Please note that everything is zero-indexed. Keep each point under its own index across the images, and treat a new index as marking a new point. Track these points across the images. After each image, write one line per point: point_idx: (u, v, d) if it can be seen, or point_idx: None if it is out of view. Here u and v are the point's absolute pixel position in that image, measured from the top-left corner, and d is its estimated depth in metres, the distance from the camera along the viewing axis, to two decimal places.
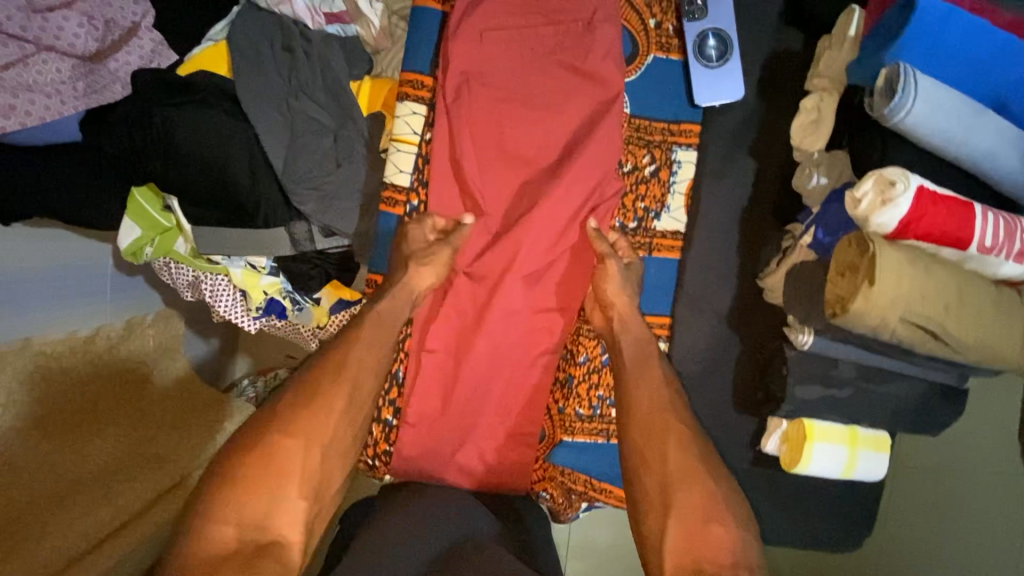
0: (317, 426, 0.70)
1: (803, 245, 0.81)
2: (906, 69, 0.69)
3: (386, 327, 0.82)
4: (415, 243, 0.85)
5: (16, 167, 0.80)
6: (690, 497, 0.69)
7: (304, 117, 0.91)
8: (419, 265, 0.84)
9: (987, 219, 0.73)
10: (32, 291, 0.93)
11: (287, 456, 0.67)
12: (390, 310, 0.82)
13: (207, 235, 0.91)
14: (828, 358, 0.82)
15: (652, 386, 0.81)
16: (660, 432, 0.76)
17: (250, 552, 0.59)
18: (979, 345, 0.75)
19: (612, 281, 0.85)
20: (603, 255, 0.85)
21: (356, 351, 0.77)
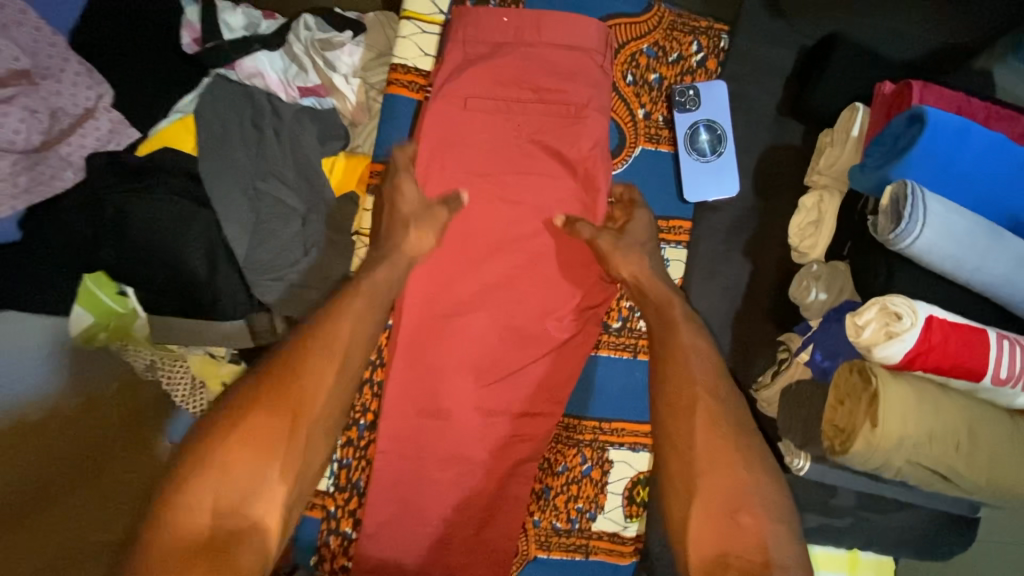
0: (306, 386, 0.58)
1: (800, 362, 0.74)
2: (914, 189, 0.63)
3: (379, 297, 0.69)
4: (407, 202, 0.75)
5: None
6: (715, 481, 0.57)
7: (272, 199, 0.87)
8: (414, 227, 0.75)
9: (1002, 348, 0.66)
10: None
11: (264, 430, 0.55)
12: (387, 281, 0.71)
13: (162, 326, 0.85)
14: (826, 485, 0.75)
15: (685, 355, 0.65)
16: (686, 410, 0.62)
17: (219, 541, 0.50)
18: (995, 485, 0.68)
19: (618, 255, 0.73)
20: (591, 237, 0.75)
21: (343, 322, 0.64)
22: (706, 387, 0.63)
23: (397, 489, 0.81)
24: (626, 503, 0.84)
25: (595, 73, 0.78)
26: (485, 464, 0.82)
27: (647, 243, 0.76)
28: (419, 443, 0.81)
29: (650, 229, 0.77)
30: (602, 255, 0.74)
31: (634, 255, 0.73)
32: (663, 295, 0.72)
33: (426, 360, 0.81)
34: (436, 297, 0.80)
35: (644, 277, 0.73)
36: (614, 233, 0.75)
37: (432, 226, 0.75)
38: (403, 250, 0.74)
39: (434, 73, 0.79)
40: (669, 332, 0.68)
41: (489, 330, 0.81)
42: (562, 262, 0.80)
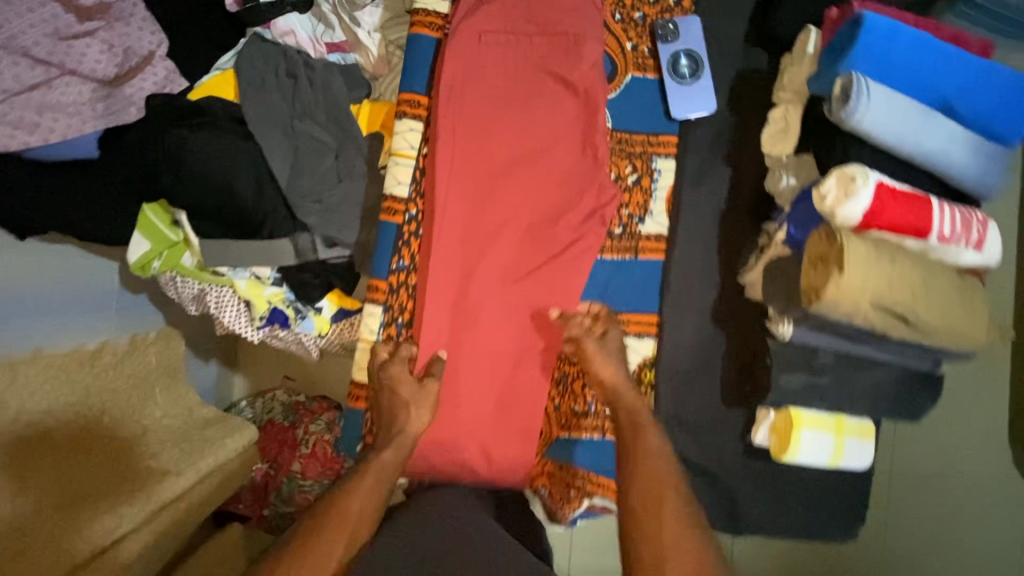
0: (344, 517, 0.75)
1: (778, 242, 0.86)
2: (858, 79, 0.76)
3: (387, 474, 0.82)
4: (404, 382, 0.87)
5: (44, 179, 0.87)
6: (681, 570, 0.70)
7: (308, 137, 0.98)
8: (415, 407, 0.86)
9: (942, 210, 0.80)
10: (41, 304, 0.96)
11: (326, 551, 0.71)
12: (394, 460, 0.84)
13: (212, 247, 0.94)
14: (808, 346, 0.87)
15: (652, 458, 0.80)
16: (656, 511, 0.75)
17: None
18: (946, 328, 0.81)
19: (599, 359, 0.89)
20: (576, 335, 0.91)
21: (355, 499, 0.78)
22: (671, 481, 0.78)
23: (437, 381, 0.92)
24: (634, 384, 0.96)
25: (589, 10, 0.93)
26: (512, 357, 0.93)
27: (621, 360, 0.92)
28: (454, 340, 0.92)
29: (618, 357, 0.91)
30: (585, 355, 0.90)
31: (611, 363, 0.90)
32: (631, 401, 0.88)
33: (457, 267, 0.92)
34: (461, 205, 0.91)
35: (617, 377, 0.89)
36: (595, 337, 0.91)
37: (429, 403, 0.87)
38: (407, 433, 0.85)
39: (451, 13, 0.92)
40: (636, 438, 0.83)
41: (511, 238, 0.93)
42: (568, 176, 0.94)
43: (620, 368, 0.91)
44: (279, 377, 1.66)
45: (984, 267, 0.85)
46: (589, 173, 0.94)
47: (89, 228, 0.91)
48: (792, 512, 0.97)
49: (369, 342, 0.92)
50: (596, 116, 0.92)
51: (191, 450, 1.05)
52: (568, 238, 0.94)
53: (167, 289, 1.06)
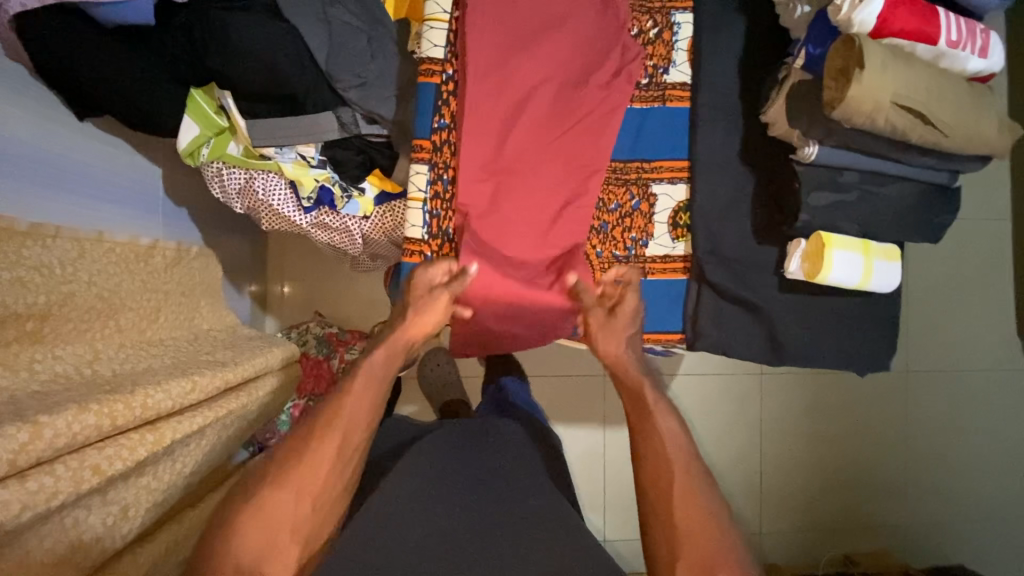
0: (310, 481, 0.83)
1: (797, 68, 0.91)
2: None
3: (376, 381, 0.93)
4: (420, 286, 0.94)
5: (100, 39, 0.86)
6: (696, 551, 0.80)
7: (340, 21, 0.97)
8: (420, 310, 0.95)
9: (949, 17, 0.86)
10: (95, 188, 0.98)
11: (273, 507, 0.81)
12: (385, 360, 0.96)
13: (261, 126, 0.99)
14: (834, 166, 0.92)
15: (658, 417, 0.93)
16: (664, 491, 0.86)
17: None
18: (961, 129, 0.86)
19: (606, 332, 0.99)
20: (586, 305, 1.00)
21: (347, 406, 0.89)
22: (680, 461, 0.88)
23: (480, 237, 0.96)
24: (670, 228, 1.03)
25: None
26: (548, 218, 0.98)
27: (630, 326, 0.99)
28: (496, 204, 0.97)
29: (636, 309, 0.99)
30: (590, 330, 1.00)
31: (620, 339, 0.99)
32: (636, 380, 0.97)
33: (490, 131, 0.95)
34: (491, 65, 0.94)
35: (620, 350, 0.99)
36: (603, 311, 0.99)
37: (434, 310, 0.95)
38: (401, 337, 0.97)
39: None
40: (644, 419, 0.93)
41: (540, 104, 0.96)
42: (594, 40, 0.97)
43: (632, 328, 1.00)
44: (309, 313, 1.64)
45: (989, 75, 0.91)
46: (613, 35, 0.97)
47: (143, 107, 0.92)
48: (823, 346, 1.02)
49: (417, 201, 0.97)
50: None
51: (236, 353, 1.13)
52: (597, 102, 0.97)
53: (208, 182, 1.09)
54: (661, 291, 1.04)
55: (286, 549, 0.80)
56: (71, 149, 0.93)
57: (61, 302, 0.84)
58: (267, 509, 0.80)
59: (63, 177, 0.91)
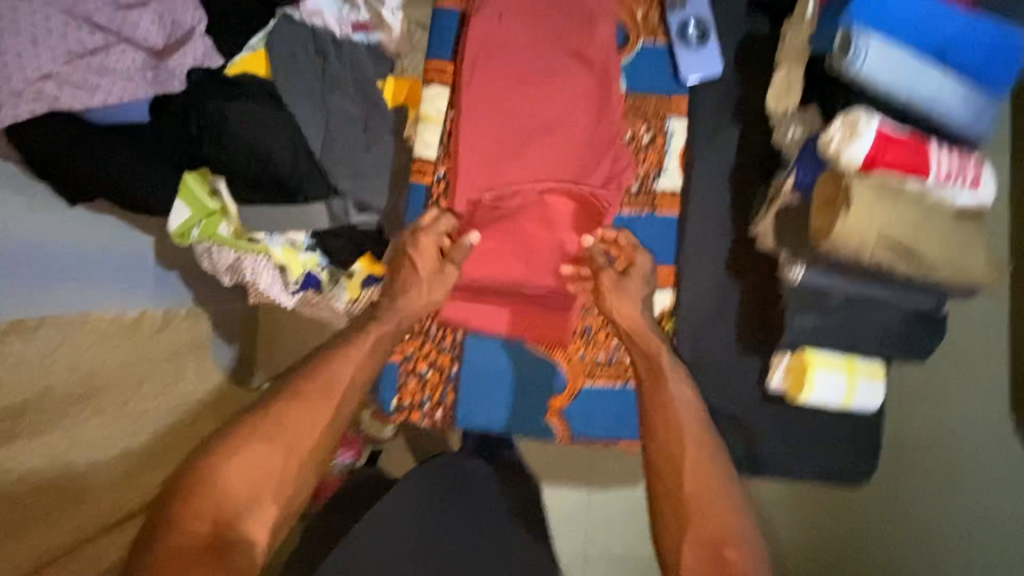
0: (302, 435, 0.79)
1: (788, 189, 0.91)
2: (857, 32, 0.82)
3: (387, 329, 0.90)
4: (423, 263, 0.91)
5: (85, 135, 0.88)
6: (704, 527, 0.77)
7: (338, 109, 1.04)
8: (430, 285, 0.91)
9: (941, 153, 0.85)
10: (85, 269, 1.00)
11: (259, 452, 0.77)
12: (375, 343, 0.89)
13: (253, 214, 1.01)
14: (820, 288, 0.91)
15: (687, 403, 0.87)
16: (673, 448, 0.83)
17: (216, 545, 0.70)
18: (946, 264, 0.86)
19: (623, 300, 0.92)
20: (598, 269, 0.94)
21: (336, 367, 0.85)
22: (694, 428, 0.85)
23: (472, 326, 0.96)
24: None
25: None
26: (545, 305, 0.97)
27: (642, 297, 0.94)
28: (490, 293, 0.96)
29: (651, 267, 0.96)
30: (600, 291, 0.93)
31: (635, 302, 0.93)
32: (649, 348, 0.91)
33: (480, 222, 0.96)
34: (481, 171, 0.95)
35: (625, 305, 0.93)
36: (615, 273, 0.94)
37: (442, 283, 0.92)
38: (408, 308, 0.91)
39: None
40: (658, 382, 0.88)
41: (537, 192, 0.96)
42: (586, 149, 0.97)
43: (644, 289, 0.94)
44: None
45: (982, 207, 0.90)
46: (606, 142, 0.98)
47: (131, 188, 0.92)
48: (803, 449, 1.01)
49: None
50: (610, 90, 0.97)
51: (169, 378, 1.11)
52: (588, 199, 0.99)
53: (200, 256, 1.10)
54: None
55: (265, 506, 0.75)
56: (59, 235, 0.95)
57: (37, 397, 0.85)
58: (234, 475, 0.75)
59: (53, 265, 0.93)
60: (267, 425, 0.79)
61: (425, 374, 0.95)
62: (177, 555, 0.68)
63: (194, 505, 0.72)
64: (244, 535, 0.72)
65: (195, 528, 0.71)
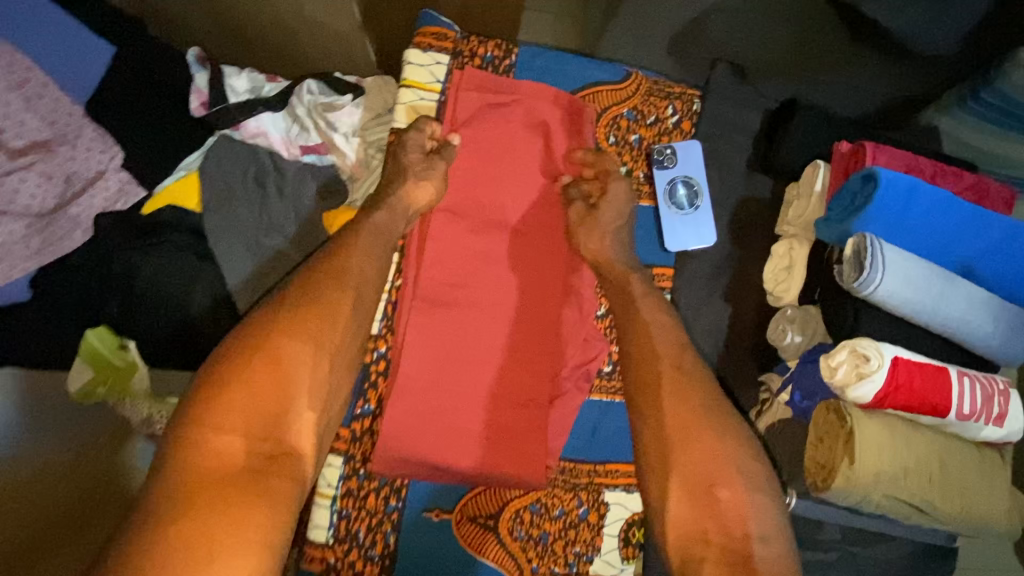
0: (325, 329, 0.65)
1: (781, 401, 0.79)
2: (873, 242, 0.69)
3: (383, 238, 0.76)
4: (412, 152, 0.82)
5: None
6: (691, 459, 0.63)
7: (272, 253, 0.90)
8: (419, 180, 0.81)
9: (965, 386, 0.72)
10: None
11: (290, 358, 0.61)
12: (359, 262, 0.71)
13: (167, 378, 0.87)
14: (813, 519, 0.78)
15: (664, 330, 0.74)
16: (655, 387, 0.68)
17: (259, 465, 0.56)
18: (964, 515, 0.72)
19: (602, 220, 0.83)
20: (569, 199, 0.86)
21: (356, 260, 0.72)
22: (672, 360, 0.70)
23: (415, 437, 0.81)
24: (621, 544, 0.85)
25: (580, 145, 0.88)
26: (508, 386, 0.84)
27: (622, 184, 0.85)
28: (441, 388, 0.82)
29: (627, 202, 0.85)
30: (571, 231, 0.85)
31: (605, 231, 0.83)
32: (620, 274, 0.81)
33: (431, 375, 0.82)
34: (433, 334, 0.83)
35: (604, 252, 0.83)
36: (585, 207, 0.85)
37: (432, 179, 0.81)
38: (410, 205, 0.80)
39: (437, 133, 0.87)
40: (629, 307, 0.77)
41: (508, 260, 0.86)
42: (551, 336, 0.86)
43: (622, 220, 0.84)
44: None
45: (1006, 441, 0.77)
46: (574, 326, 0.87)
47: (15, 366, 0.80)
48: None
49: (325, 498, 0.80)
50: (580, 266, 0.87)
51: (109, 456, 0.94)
52: (552, 389, 0.86)
53: None
54: None
55: (300, 412, 0.61)
56: None
57: None
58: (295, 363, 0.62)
59: None
60: (296, 310, 0.64)
61: None
62: (206, 485, 0.53)
63: (210, 415, 0.56)
64: (294, 448, 0.59)
65: (226, 444, 0.55)
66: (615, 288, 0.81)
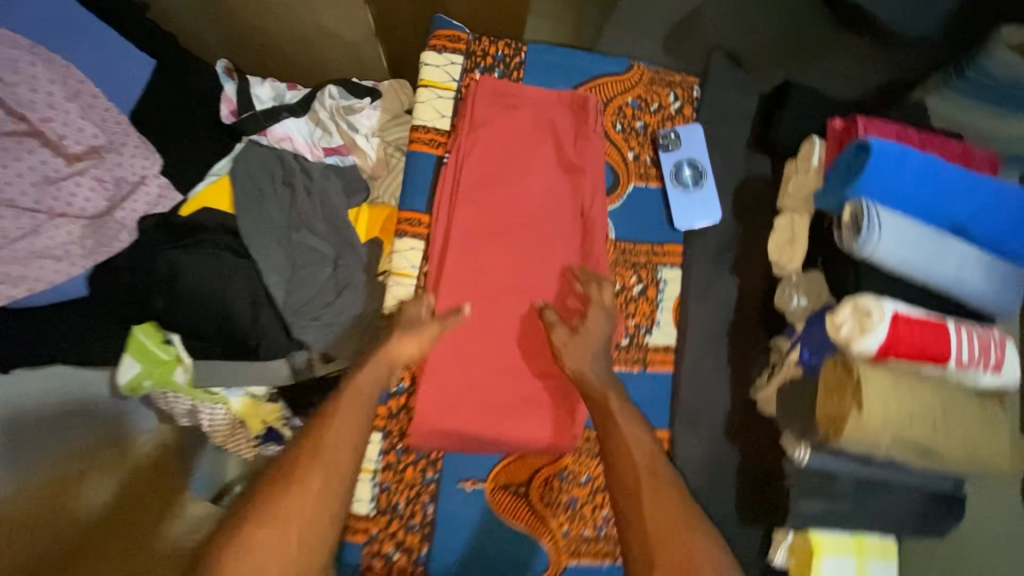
0: (296, 509, 0.65)
1: (791, 362, 0.84)
2: (869, 206, 0.75)
3: (362, 399, 0.76)
4: (411, 320, 0.82)
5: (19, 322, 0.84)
6: (668, 553, 0.66)
7: (304, 248, 0.96)
8: (406, 333, 0.81)
9: (961, 336, 0.77)
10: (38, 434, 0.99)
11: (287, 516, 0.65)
12: (371, 382, 0.78)
13: (210, 368, 0.91)
14: (827, 472, 0.83)
15: (644, 451, 0.75)
16: (634, 491, 0.71)
17: None
18: (969, 457, 0.77)
19: (583, 348, 0.82)
20: (551, 323, 0.84)
21: (333, 433, 0.71)
22: (648, 466, 0.73)
23: (448, 405, 0.86)
24: None
25: (589, 131, 0.93)
26: (530, 352, 0.88)
27: (599, 309, 0.85)
28: (470, 357, 0.87)
29: (606, 327, 0.84)
30: (556, 349, 0.83)
31: (589, 352, 0.81)
32: (602, 387, 0.80)
33: (462, 355, 0.87)
34: (462, 318, 0.87)
35: (587, 365, 0.81)
36: (566, 329, 0.83)
37: (424, 337, 0.81)
38: (401, 360, 0.80)
39: (455, 129, 0.92)
40: (608, 424, 0.77)
41: (524, 234, 0.90)
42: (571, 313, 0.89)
43: (601, 346, 0.83)
44: None
45: (1004, 389, 0.81)
46: None
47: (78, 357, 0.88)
48: None
49: (367, 472, 0.86)
50: (594, 247, 0.90)
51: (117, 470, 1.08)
52: None
53: (155, 401, 1.01)
54: None
55: None
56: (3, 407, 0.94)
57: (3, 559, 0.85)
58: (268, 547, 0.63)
59: None
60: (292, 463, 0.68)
61: (391, 555, 0.85)
62: None
63: None
64: None
65: None
66: (598, 418, 0.79)
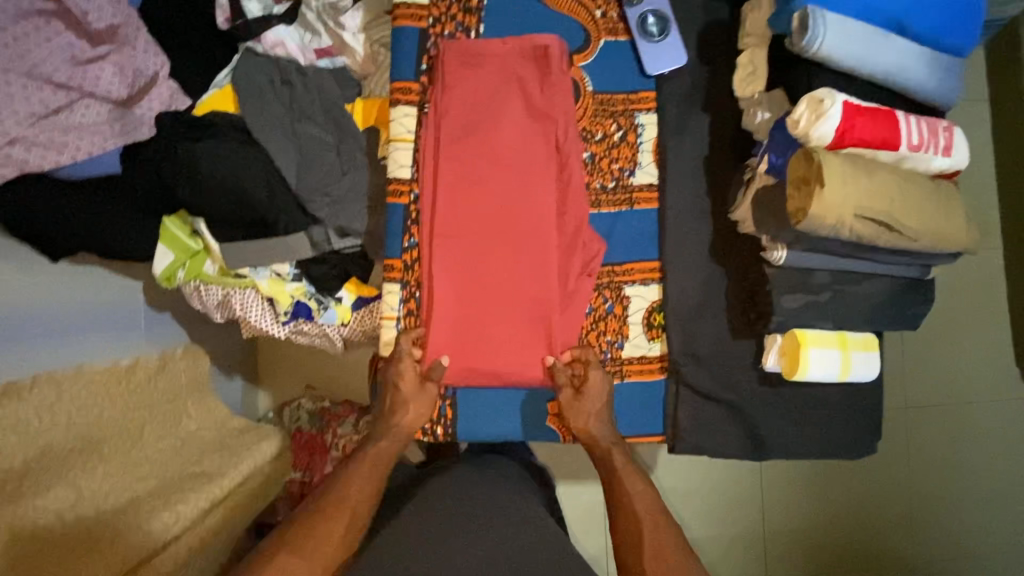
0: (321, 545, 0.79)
1: (762, 172, 0.91)
2: (813, 10, 0.81)
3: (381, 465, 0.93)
4: (405, 381, 0.95)
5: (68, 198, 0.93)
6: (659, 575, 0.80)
7: (308, 136, 1.02)
8: (409, 402, 0.95)
9: (909, 121, 0.85)
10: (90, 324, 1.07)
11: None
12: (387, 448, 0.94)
13: (232, 250, 1.02)
14: (805, 267, 0.92)
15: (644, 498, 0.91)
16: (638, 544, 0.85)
17: None
18: (928, 230, 0.86)
19: (585, 412, 0.95)
20: (561, 387, 0.96)
21: (353, 485, 0.87)
22: (652, 519, 0.88)
23: (454, 330, 0.95)
24: (645, 328, 1.03)
25: (554, 70, 0.97)
26: (525, 278, 0.96)
27: (603, 400, 0.97)
28: (471, 291, 0.96)
29: (606, 387, 0.97)
30: (563, 408, 0.96)
31: (593, 415, 0.96)
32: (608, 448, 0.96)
33: (462, 281, 0.96)
34: (457, 245, 0.96)
35: (594, 427, 0.96)
36: (573, 391, 0.95)
37: (425, 403, 0.96)
38: (402, 429, 0.95)
39: (428, 90, 0.99)
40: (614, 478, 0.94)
41: (503, 172, 0.97)
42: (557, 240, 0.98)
43: (603, 403, 0.97)
44: (301, 389, 1.51)
45: (955, 171, 0.90)
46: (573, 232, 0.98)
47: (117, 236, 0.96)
48: (802, 423, 1.01)
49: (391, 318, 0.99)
50: (571, 181, 0.98)
51: (159, 375, 1.18)
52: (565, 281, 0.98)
53: (189, 298, 1.12)
54: (637, 393, 1.04)
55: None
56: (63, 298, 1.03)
57: (38, 454, 0.89)
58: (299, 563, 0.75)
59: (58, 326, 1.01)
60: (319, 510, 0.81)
61: None
62: None
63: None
64: None
65: None
66: (603, 460, 0.96)
